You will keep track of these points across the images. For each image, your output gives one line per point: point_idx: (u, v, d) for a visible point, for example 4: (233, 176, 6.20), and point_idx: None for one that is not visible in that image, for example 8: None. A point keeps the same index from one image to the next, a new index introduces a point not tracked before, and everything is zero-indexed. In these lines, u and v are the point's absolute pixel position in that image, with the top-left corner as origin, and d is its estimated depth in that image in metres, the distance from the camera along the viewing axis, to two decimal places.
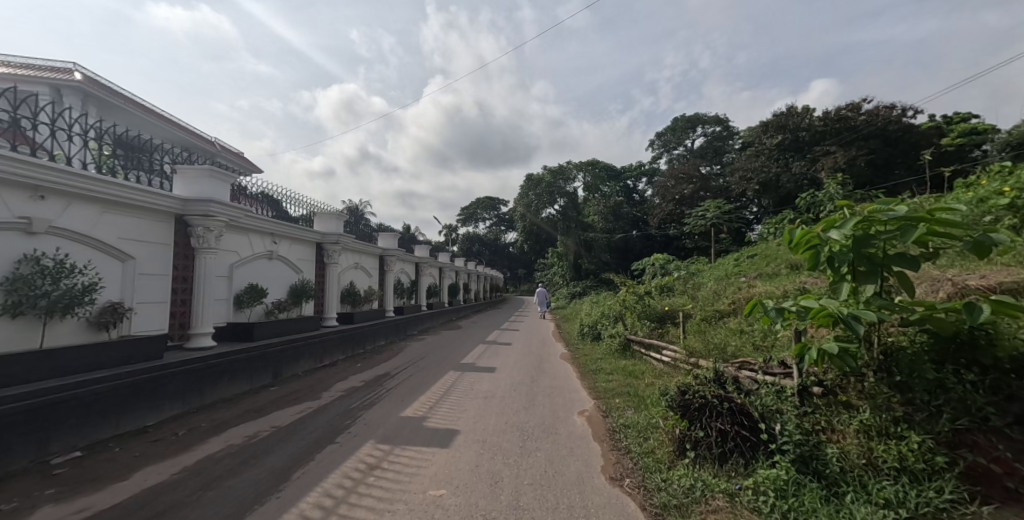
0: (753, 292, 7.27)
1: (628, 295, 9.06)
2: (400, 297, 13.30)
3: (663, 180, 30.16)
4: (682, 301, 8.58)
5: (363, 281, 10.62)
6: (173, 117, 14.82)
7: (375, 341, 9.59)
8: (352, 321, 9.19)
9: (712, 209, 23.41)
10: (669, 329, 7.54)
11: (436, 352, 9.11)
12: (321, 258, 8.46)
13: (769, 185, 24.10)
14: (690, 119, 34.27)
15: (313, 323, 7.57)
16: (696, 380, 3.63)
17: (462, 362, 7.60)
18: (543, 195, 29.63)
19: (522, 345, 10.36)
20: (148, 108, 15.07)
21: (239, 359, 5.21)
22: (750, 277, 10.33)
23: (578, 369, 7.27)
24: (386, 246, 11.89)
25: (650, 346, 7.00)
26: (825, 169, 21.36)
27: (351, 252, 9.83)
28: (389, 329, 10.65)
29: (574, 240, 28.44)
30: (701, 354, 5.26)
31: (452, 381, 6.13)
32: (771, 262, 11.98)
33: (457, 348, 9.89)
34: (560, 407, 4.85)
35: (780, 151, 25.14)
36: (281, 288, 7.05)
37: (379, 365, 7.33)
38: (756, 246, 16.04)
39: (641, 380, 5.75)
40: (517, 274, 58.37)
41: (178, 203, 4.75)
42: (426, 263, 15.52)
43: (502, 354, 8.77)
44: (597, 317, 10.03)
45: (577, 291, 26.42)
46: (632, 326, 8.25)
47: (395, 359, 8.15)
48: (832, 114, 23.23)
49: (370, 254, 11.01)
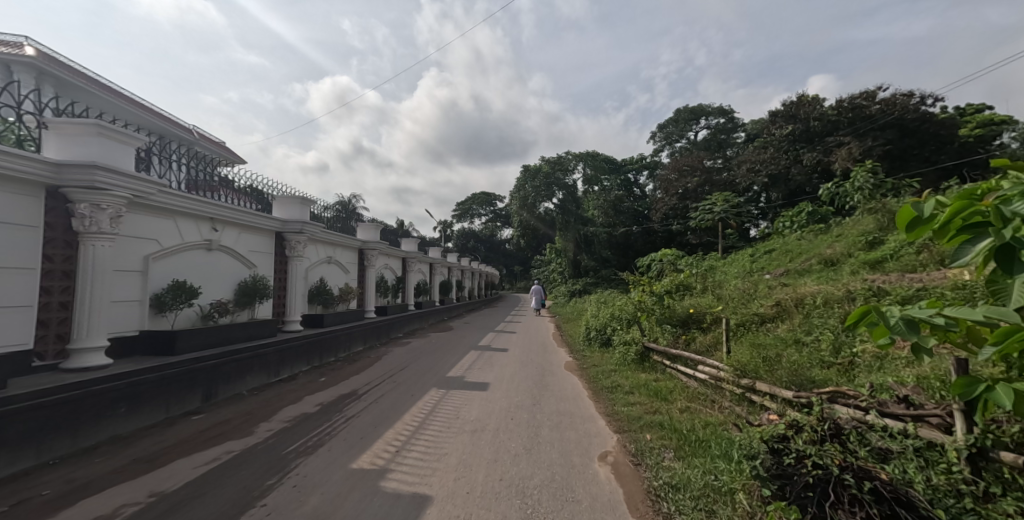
0: (796, 291, 6.13)
1: (643, 297, 7.87)
2: (384, 295, 12.03)
3: (666, 173, 29.00)
4: (708, 302, 7.40)
5: (338, 278, 9.34)
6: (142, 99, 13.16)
7: (349, 348, 8.30)
8: (322, 324, 7.90)
9: (719, 202, 22.30)
10: (697, 337, 6.35)
11: (419, 361, 7.86)
12: (283, 251, 7.14)
13: (778, 178, 23.86)
14: (693, 110, 33.21)
15: (268, 328, 6.27)
16: (796, 431, 2.36)
17: (449, 375, 6.36)
18: (542, 188, 28.35)
19: (519, 351, 9.15)
20: (109, 88, 13.61)
21: (147, 382, 3.87)
22: (776, 275, 9.24)
23: (588, 384, 6.07)
24: (367, 239, 10.59)
25: (678, 357, 5.80)
26: (840, 160, 20.28)
27: (322, 244, 8.52)
28: (368, 333, 9.39)
29: (573, 235, 27.24)
30: (754, 373, 4.07)
31: (433, 404, 4.86)
32: (796, 258, 10.86)
33: (445, 355, 8.65)
34: (573, 448, 3.62)
35: (789, 142, 24.10)
36: (224, 286, 5.71)
37: (348, 381, 6.04)
38: (772, 242, 14.92)
39: (673, 405, 4.59)
40: (513, 271, 57.22)
41: (47, 168, 3.40)
42: (414, 259, 14.27)
43: (497, 364, 7.53)
44: (606, 320, 8.83)
45: (577, 289, 25.18)
46: (651, 332, 7.05)
47: (369, 371, 6.87)
48: (845, 103, 22.15)
49: (347, 247, 9.71)
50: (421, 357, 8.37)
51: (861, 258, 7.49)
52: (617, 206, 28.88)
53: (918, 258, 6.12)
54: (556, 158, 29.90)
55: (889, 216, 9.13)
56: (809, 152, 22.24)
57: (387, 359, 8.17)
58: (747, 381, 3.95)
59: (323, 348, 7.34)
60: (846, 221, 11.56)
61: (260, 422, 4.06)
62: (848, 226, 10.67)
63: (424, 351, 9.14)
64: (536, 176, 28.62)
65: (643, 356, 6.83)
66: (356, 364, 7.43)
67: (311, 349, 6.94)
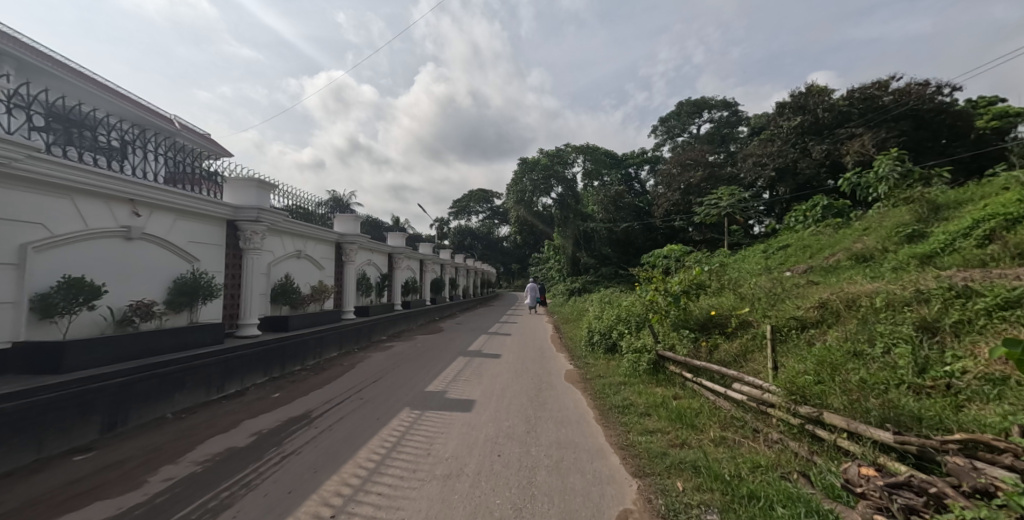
0: (839, 290, 5.22)
1: (656, 293, 6.85)
2: (368, 294, 11.04)
3: (669, 168, 28.12)
4: (730, 303, 6.46)
5: (311, 274, 8.34)
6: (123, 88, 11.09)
7: (316, 355, 7.27)
8: (286, 328, 6.88)
9: (725, 196, 21.37)
10: (724, 348, 5.39)
11: (398, 371, 6.86)
12: (236, 242, 6.10)
13: (786, 172, 22.97)
14: (696, 102, 32.35)
15: (212, 334, 5.24)
16: None
17: (429, 390, 5.36)
18: (541, 182, 27.26)
19: (513, 357, 8.17)
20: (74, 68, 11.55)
21: (5, 415, 2.78)
22: (798, 273, 8.40)
23: (594, 401, 5.11)
24: (345, 231, 9.58)
25: (703, 370, 4.84)
26: (852, 153, 19.42)
27: (289, 236, 7.48)
28: (343, 336, 8.37)
29: (573, 231, 26.23)
30: (816, 398, 3.08)
31: (401, 433, 3.83)
32: (817, 255, 9.95)
33: (429, 362, 7.66)
34: (580, 506, 2.63)
35: (797, 135, 23.26)
36: (151, 284, 4.68)
37: (305, 398, 5.01)
38: (785, 237, 14.02)
39: (706, 437, 3.62)
40: (511, 269, 56.21)
41: None
42: (401, 254, 13.30)
43: (487, 374, 6.55)
44: (612, 321, 7.88)
45: (576, 287, 24.13)
46: (666, 337, 6.08)
47: (334, 384, 5.85)
48: (857, 93, 21.35)
49: (320, 240, 8.68)
50: (400, 365, 7.37)
51: (906, 252, 6.58)
52: (618, 201, 27.96)
53: (984, 251, 5.21)
54: (555, 151, 28.88)
55: (928, 207, 8.21)
56: (818, 144, 21.42)
57: (362, 368, 7.16)
58: (806, 409, 2.99)
59: (283, 356, 6.33)
60: (871, 215, 10.66)
61: (162, 464, 3.02)
62: (875, 219, 9.78)
63: (406, 357, 8.15)
64: (535, 169, 27.61)
65: (658, 366, 5.89)
66: (324, 376, 6.42)
67: (267, 358, 5.92)
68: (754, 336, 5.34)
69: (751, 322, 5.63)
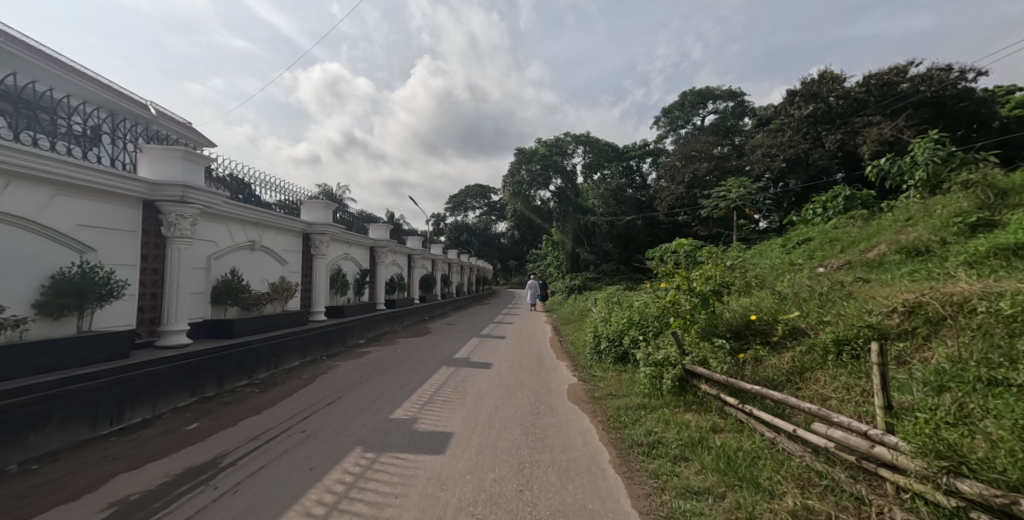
0: (923, 291, 4.07)
1: (678, 290, 5.61)
2: (344, 292, 9.88)
3: (672, 160, 27.00)
4: (769, 304, 5.31)
5: (268, 269, 7.12)
6: (94, 74, 9.64)
7: (266, 366, 6.03)
8: (229, 334, 5.65)
9: (734, 187, 20.23)
10: (771, 362, 4.22)
11: (366, 386, 5.65)
12: (157, 228, 4.84)
13: (796, 163, 22.00)
14: (700, 93, 31.26)
15: (108, 347, 3.99)
16: None
17: (394, 420, 4.14)
18: (540, 172, 25.97)
19: (505, 367, 7.00)
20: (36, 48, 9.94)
21: None
22: (834, 269, 7.36)
23: (608, 434, 3.95)
24: (315, 219, 8.35)
25: (752, 394, 3.68)
26: (868, 143, 18.57)
27: (237, 223, 6.22)
28: (306, 342, 7.15)
29: (573, 226, 24.64)
30: (988, 466, 1.86)
31: (335, 500, 2.62)
32: (851, 251, 8.84)
33: (406, 373, 6.48)
34: None
35: (808, 125, 22.27)
36: (11, 281, 3.46)
37: (227, 432, 3.77)
38: (804, 231, 12.94)
39: (783, 507, 2.44)
40: (508, 266, 55.01)
41: None
42: (383, 248, 12.10)
43: (473, 392, 5.37)
44: (623, 325, 6.74)
45: (576, 285, 22.92)
46: (695, 346, 4.90)
47: (277, 408, 4.62)
48: (872, 80, 20.39)
49: (281, 230, 7.43)
50: (370, 378, 6.17)
51: (984, 241, 5.45)
52: (619, 194, 27.62)
53: None
54: (554, 141, 27.60)
55: (991, 192, 7.10)
56: (831, 134, 20.55)
57: (325, 381, 5.97)
58: (977, 485, 1.76)
59: (221, 371, 5.11)
60: (909, 204, 9.58)
61: None
62: (918, 209, 8.69)
63: (381, 367, 6.96)
64: (534, 159, 26.29)
65: (685, 384, 4.73)
66: (272, 394, 5.20)
67: (193, 374, 4.69)
68: (811, 348, 4.16)
69: (804, 330, 4.45)
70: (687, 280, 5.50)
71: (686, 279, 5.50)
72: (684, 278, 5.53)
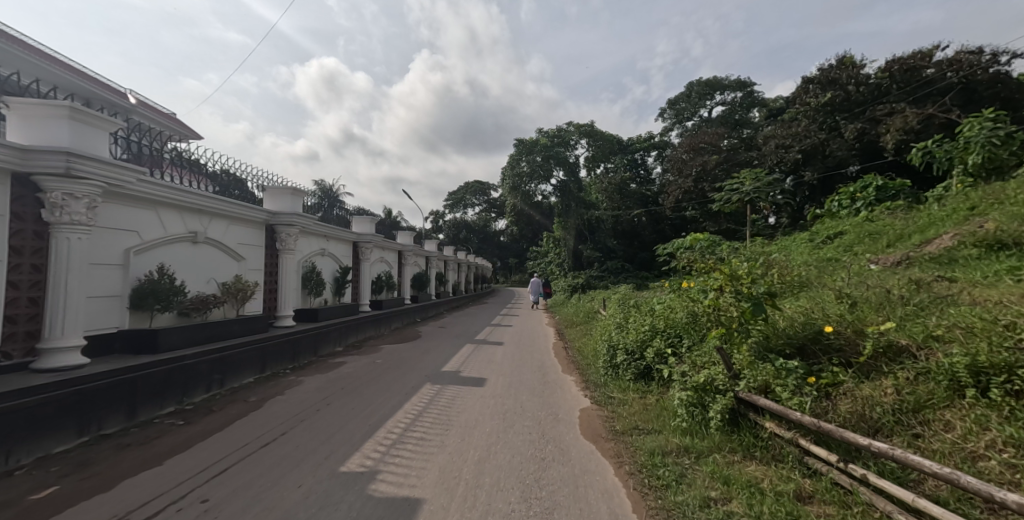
0: None
1: (719, 291, 4.36)
2: (320, 293, 8.72)
3: (679, 153, 25.84)
4: (839, 310, 4.13)
5: (217, 266, 5.92)
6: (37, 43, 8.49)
7: (204, 388, 4.83)
8: (152, 348, 4.47)
9: (748, 178, 19.08)
10: (866, 392, 3.02)
11: (324, 413, 4.45)
12: (38, 210, 3.63)
13: (812, 154, 20.91)
14: (708, 83, 30.09)
15: None
16: None
17: (343, 477, 2.95)
18: (541, 164, 24.38)
19: (501, 385, 5.83)
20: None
21: None
22: (895, 266, 6.20)
23: (644, 500, 2.78)
24: (280, 208, 7.16)
25: (862, 451, 2.50)
26: (892, 132, 17.53)
27: (169, 209, 5.01)
28: (262, 355, 5.97)
29: (575, 221, 23.49)
30: None
31: None
32: (902, 245, 7.69)
33: (380, 393, 5.28)
34: None
35: (825, 114, 21.16)
36: None
37: (93, 501, 2.57)
38: (833, 225, 11.83)
39: None
40: (508, 264, 53.79)
41: None
42: (366, 243, 10.91)
43: (459, 424, 4.18)
44: (647, 335, 5.61)
45: (579, 283, 21.75)
46: (749, 368, 3.71)
47: (194, 450, 3.43)
48: (895, 66, 19.26)
49: (235, 219, 6.23)
50: (334, 400, 4.97)
51: None
52: (623, 188, 27.17)
53: None
54: (557, 131, 26.38)
55: None
56: (851, 124, 19.49)
57: (277, 403, 4.78)
58: None
59: (132, 397, 3.91)
60: (963, 192, 8.47)
61: None
62: (979, 197, 7.58)
63: (352, 383, 5.79)
64: (534, 150, 24.78)
65: (739, 418, 3.57)
66: (199, 425, 4.00)
67: (84, 405, 3.48)
68: (926, 375, 2.97)
69: (907, 350, 3.24)
70: (730, 278, 4.22)
71: (729, 276, 4.21)
72: (726, 275, 4.24)
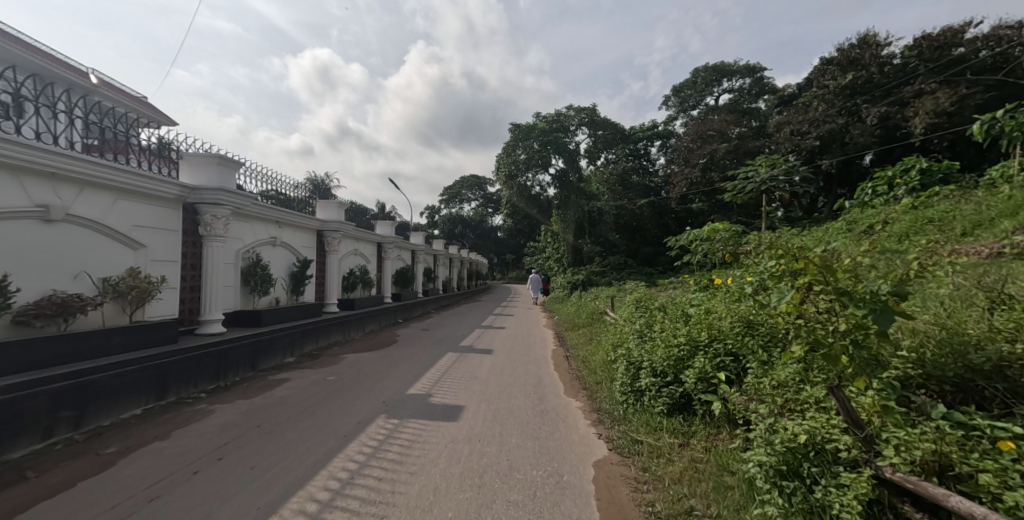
0: None
1: (804, 291, 2.86)
2: (268, 292, 7.18)
3: (685, 141, 24.28)
4: (1012, 319, 2.56)
5: (96, 255, 4.33)
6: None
7: (37, 435, 3.21)
8: None
9: (764, 165, 17.57)
10: None
11: (204, 477, 2.85)
12: None
13: (831, 140, 19.45)
14: (716, 68, 28.53)
15: None
16: None
17: None
18: (539, 151, 22.77)
19: (483, 420, 4.29)
20: None
21: None
22: (1008, 256, 4.68)
23: None
24: (203, 182, 5.56)
25: None
26: (921, 114, 16.10)
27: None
28: (162, 376, 4.40)
29: (575, 213, 21.90)
30: None
31: None
32: (985, 232, 6.23)
33: (308, 434, 3.69)
34: None
35: (845, 98, 19.69)
36: None
37: None
38: (873, 214, 10.38)
39: None
40: (505, 261, 52.21)
41: None
42: (333, 232, 9.35)
43: (404, 505, 2.61)
44: (679, 350, 4.13)
45: (580, 280, 20.25)
46: (883, 424, 2.22)
47: None
48: (923, 44, 17.81)
49: (129, 194, 4.65)
50: (235, 446, 3.39)
51: None
52: (626, 179, 26.32)
53: None
54: (555, 116, 24.70)
55: None
56: (874, 107, 18.05)
57: (144, 453, 3.19)
58: None
59: None
60: None
61: None
62: None
63: (279, 414, 4.20)
64: (530, 135, 23.10)
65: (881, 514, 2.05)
66: None
67: None
68: None
69: None
70: (820, 272, 2.72)
71: (819, 269, 2.72)
72: (814, 267, 2.75)
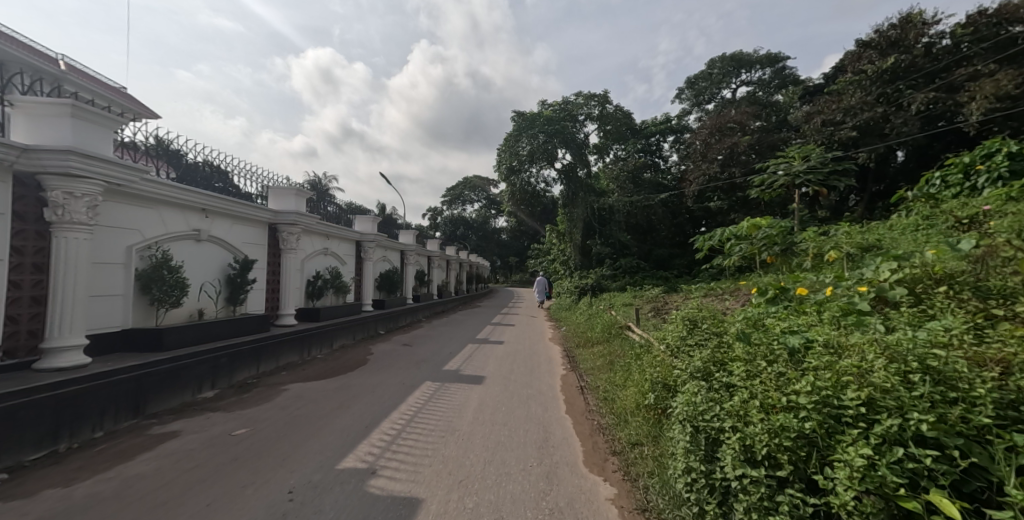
0: None
1: None
2: (183, 301, 5.35)
3: (700, 136, 22.20)
4: None
5: None
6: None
7: None
8: None
9: (797, 157, 15.59)
10: None
11: None
12: None
13: (869, 130, 17.49)
14: (733, 58, 26.76)
15: None
16: None
17: None
18: (543, 143, 20.93)
19: None
20: None
21: None
22: None
23: None
24: (56, 140, 3.73)
25: None
26: (978, 98, 14.14)
27: None
28: None
29: (584, 211, 20.13)
30: None
31: None
32: None
33: None
34: None
35: (883, 83, 17.63)
36: None
37: None
38: (956, 205, 8.46)
39: None
40: (508, 263, 50.33)
41: None
42: (289, 226, 7.55)
43: None
44: (802, 422, 2.27)
45: (588, 285, 18.44)
46: None
47: None
48: (977, 21, 15.91)
49: None
50: None
51: None
52: (638, 176, 24.48)
53: None
54: (563, 104, 22.92)
55: None
56: (920, 93, 16.15)
57: None
58: None
59: None
60: None
61: None
62: None
63: None
64: (535, 125, 21.28)
65: None
66: None
67: None
68: None
69: None
70: None
71: None
72: None
